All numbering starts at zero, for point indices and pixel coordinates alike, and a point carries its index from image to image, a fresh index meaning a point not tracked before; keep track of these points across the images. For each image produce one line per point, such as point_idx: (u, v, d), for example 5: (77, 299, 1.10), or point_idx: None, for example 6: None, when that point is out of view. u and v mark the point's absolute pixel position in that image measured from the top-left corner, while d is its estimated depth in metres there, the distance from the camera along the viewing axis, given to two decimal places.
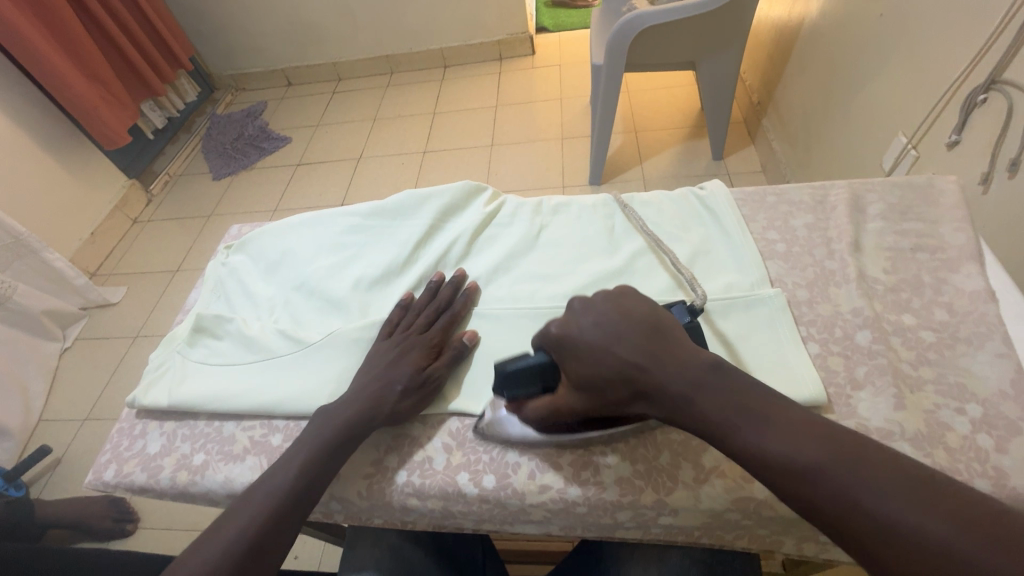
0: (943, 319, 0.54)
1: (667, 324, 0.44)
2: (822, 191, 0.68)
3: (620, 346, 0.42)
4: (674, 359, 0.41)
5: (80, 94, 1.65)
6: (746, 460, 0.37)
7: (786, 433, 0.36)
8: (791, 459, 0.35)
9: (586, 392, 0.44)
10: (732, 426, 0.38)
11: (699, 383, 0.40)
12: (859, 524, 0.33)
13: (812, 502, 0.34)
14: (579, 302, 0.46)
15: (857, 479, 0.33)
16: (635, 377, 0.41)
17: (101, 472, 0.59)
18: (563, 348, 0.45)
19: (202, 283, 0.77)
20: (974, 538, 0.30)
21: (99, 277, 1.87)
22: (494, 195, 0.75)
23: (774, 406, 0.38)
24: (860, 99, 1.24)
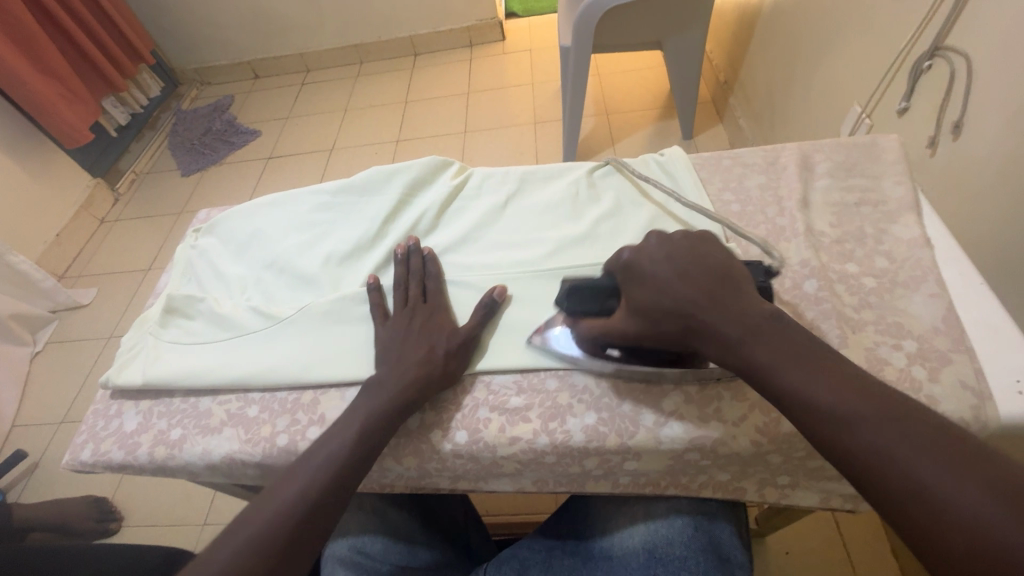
0: (883, 266, 0.58)
1: (739, 273, 0.45)
2: (775, 153, 0.71)
3: (685, 281, 0.44)
4: (733, 307, 0.42)
5: (37, 91, 1.61)
6: (788, 407, 0.38)
7: (829, 383, 0.37)
8: (829, 405, 0.36)
9: (642, 319, 0.45)
10: (776, 371, 0.39)
11: (754, 330, 0.40)
12: (886, 474, 0.33)
13: (842, 447, 0.35)
14: (656, 237, 0.48)
15: (894, 439, 0.34)
16: (689, 314, 0.43)
17: (78, 453, 0.59)
18: (631, 272, 0.48)
19: (171, 267, 0.77)
20: (999, 500, 0.30)
21: (68, 280, 1.83)
22: (461, 169, 0.76)
23: (826, 361, 0.38)
24: (818, 73, 1.28)
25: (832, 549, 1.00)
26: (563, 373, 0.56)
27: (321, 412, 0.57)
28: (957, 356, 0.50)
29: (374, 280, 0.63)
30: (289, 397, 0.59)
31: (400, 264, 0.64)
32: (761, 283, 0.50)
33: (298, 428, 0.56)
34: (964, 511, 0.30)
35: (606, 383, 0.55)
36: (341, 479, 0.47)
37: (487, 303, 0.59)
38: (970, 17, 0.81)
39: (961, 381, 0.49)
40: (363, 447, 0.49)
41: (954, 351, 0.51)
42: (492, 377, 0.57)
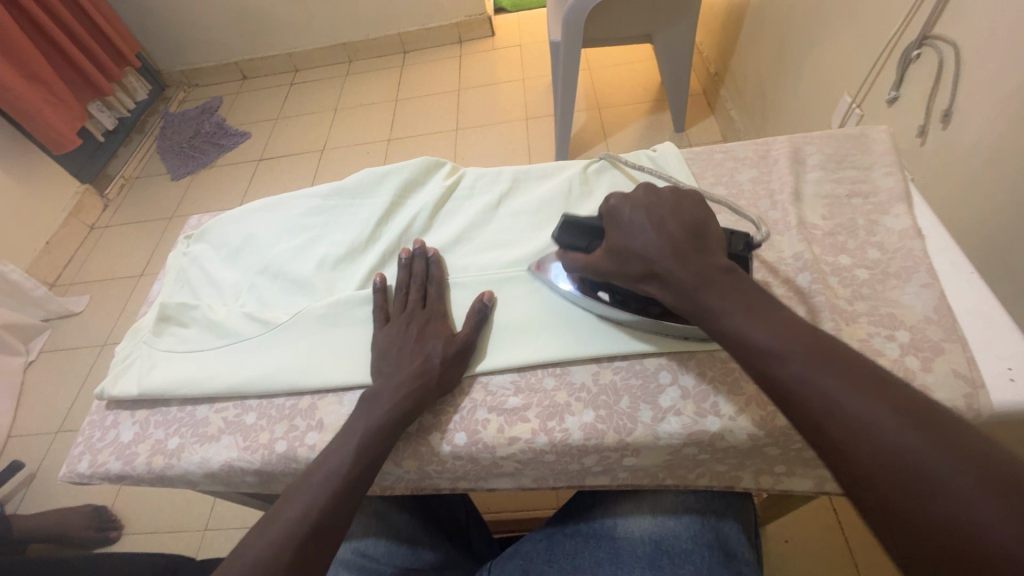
0: (875, 257, 0.58)
1: (714, 234, 0.46)
2: (766, 146, 0.72)
3: (656, 230, 0.46)
4: (694, 259, 0.44)
5: (23, 98, 1.58)
6: (740, 354, 0.40)
7: (772, 325, 0.39)
8: (770, 343, 0.38)
9: (614, 258, 0.49)
10: (725, 312, 0.41)
11: (708, 279, 0.43)
12: (816, 404, 0.35)
13: (779, 381, 0.37)
14: (643, 189, 0.50)
15: (835, 380, 0.35)
16: (654, 257, 0.45)
17: (75, 464, 0.59)
18: (612, 218, 0.50)
19: (163, 276, 0.76)
20: (924, 438, 0.32)
21: (60, 288, 1.82)
22: (453, 170, 0.76)
23: (778, 313, 0.40)
24: (807, 63, 1.28)
25: (830, 536, 1.01)
26: (560, 372, 0.56)
27: (319, 417, 0.57)
28: (949, 345, 0.51)
29: (380, 278, 0.62)
30: (287, 403, 0.59)
31: (402, 267, 0.64)
32: (739, 252, 0.50)
33: (297, 434, 0.56)
34: (882, 437, 0.33)
35: (603, 380, 0.55)
36: (342, 489, 0.47)
37: (478, 309, 0.59)
38: (956, 6, 0.82)
39: (953, 370, 0.49)
40: (363, 453, 0.49)
41: (946, 340, 0.51)
42: (489, 379, 0.57)
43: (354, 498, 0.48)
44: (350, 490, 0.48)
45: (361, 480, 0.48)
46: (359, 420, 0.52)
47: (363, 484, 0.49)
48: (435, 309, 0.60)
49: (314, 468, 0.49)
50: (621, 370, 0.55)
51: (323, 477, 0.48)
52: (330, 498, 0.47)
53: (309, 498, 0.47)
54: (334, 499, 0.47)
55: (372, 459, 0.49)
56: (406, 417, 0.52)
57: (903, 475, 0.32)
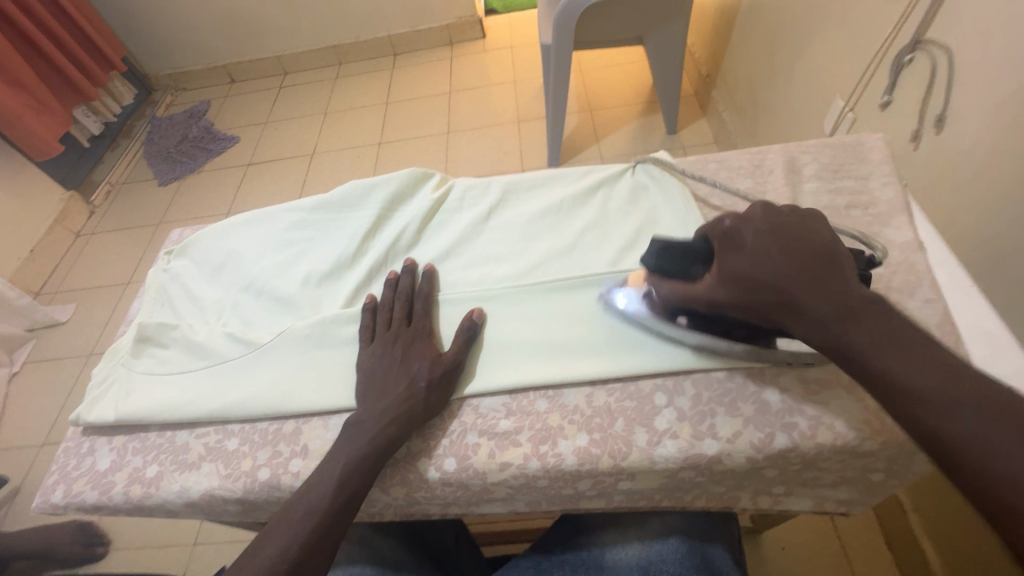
0: (878, 271, 0.57)
1: (843, 257, 0.42)
2: (760, 155, 0.70)
3: (787, 257, 0.42)
4: (834, 287, 0.40)
5: (4, 104, 1.55)
6: (881, 390, 0.37)
7: (929, 369, 0.36)
8: (932, 391, 0.35)
9: (732, 283, 0.44)
10: (872, 352, 0.37)
11: (852, 309, 0.39)
12: (998, 472, 0.32)
13: (948, 438, 0.34)
14: (756, 213, 0.45)
15: (995, 426, 0.33)
16: (784, 289, 0.41)
17: (49, 494, 0.57)
18: (729, 241, 0.45)
19: (143, 292, 0.74)
20: None
21: (44, 297, 1.78)
22: (442, 181, 0.74)
23: (925, 347, 0.37)
24: (800, 67, 1.28)
25: (827, 544, 1.00)
26: (553, 394, 0.55)
27: (303, 442, 0.55)
28: None
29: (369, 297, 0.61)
30: (270, 427, 0.57)
31: (399, 288, 0.62)
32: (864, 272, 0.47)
33: (280, 460, 0.54)
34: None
35: (597, 403, 0.53)
36: (325, 524, 0.45)
37: (468, 327, 0.57)
38: (950, 11, 0.81)
39: None
40: (349, 483, 0.48)
41: None
42: (479, 401, 0.55)
43: (339, 531, 0.46)
44: (333, 524, 0.46)
45: (345, 510, 0.47)
46: (343, 451, 0.50)
47: (347, 516, 0.47)
48: (432, 318, 0.60)
49: (299, 501, 0.47)
50: (614, 392, 0.54)
51: (306, 510, 0.46)
52: (312, 534, 0.45)
53: (295, 532, 0.45)
54: (319, 533, 0.45)
55: (358, 489, 0.48)
56: (392, 444, 0.50)
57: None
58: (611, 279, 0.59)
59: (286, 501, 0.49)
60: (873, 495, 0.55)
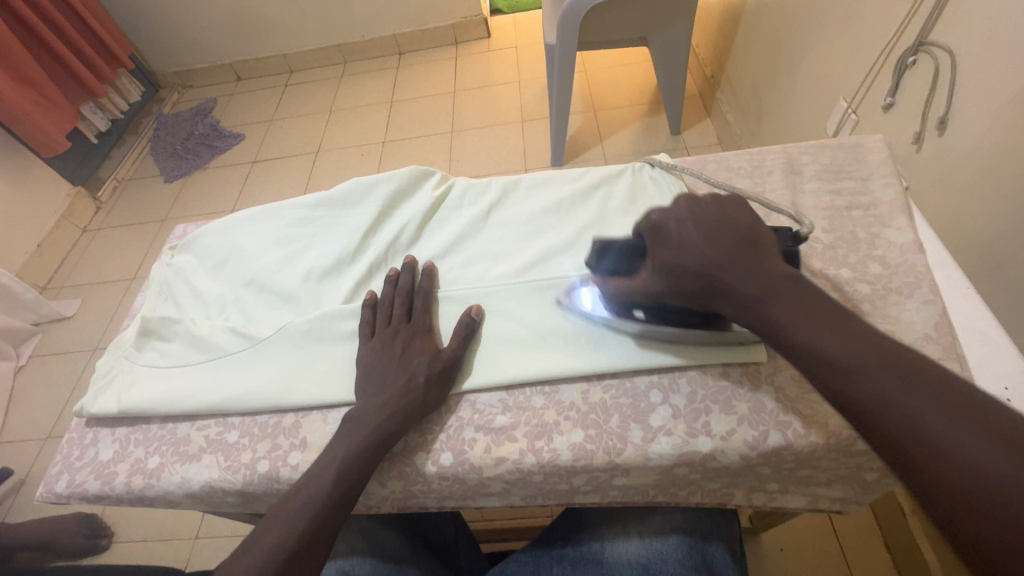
0: (876, 272, 0.57)
1: (765, 240, 0.44)
2: (760, 156, 0.70)
3: (708, 242, 0.43)
4: (755, 268, 0.41)
5: (12, 100, 1.57)
6: (801, 360, 0.38)
7: (842, 336, 0.36)
8: (845, 358, 0.35)
9: (664, 277, 0.46)
10: (791, 324, 0.38)
11: (774, 290, 0.40)
12: (904, 432, 0.32)
13: (854, 400, 0.35)
14: (683, 201, 0.47)
15: (905, 386, 0.33)
16: (709, 273, 0.43)
17: (53, 484, 0.58)
18: (658, 235, 0.47)
19: (147, 287, 0.75)
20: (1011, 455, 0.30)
21: (51, 291, 1.80)
22: (443, 179, 0.74)
23: (841, 317, 0.38)
24: (804, 68, 1.27)
25: (826, 544, 1.00)
26: (549, 390, 0.55)
27: (302, 435, 0.56)
28: (946, 364, 0.50)
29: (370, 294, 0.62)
30: (271, 420, 0.58)
31: (399, 286, 0.62)
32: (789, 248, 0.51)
33: (279, 453, 0.55)
34: (988, 469, 0.30)
35: (593, 399, 0.54)
36: (321, 516, 0.46)
37: (466, 323, 0.58)
38: (954, 13, 0.81)
39: None
40: (347, 474, 0.48)
41: (945, 359, 0.50)
42: (476, 397, 0.56)
43: (335, 522, 0.47)
44: (329, 515, 0.47)
45: (342, 502, 0.47)
46: (342, 444, 0.50)
47: (343, 507, 0.48)
48: (431, 312, 0.61)
49: (298, 492, 0.48)
50: (610, 389, 0.54)
51: (302, 502, 0.47)
52: (308, 525, 0.46)
53: (292, 522, 0.46)
54: (314, 523, 0.46)
55: (355, 480, 0.48)
56: (390, 436, 0.51)
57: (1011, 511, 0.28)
58: None
59: (283, 495, 0.49)
60: (867, 494, 0.55)
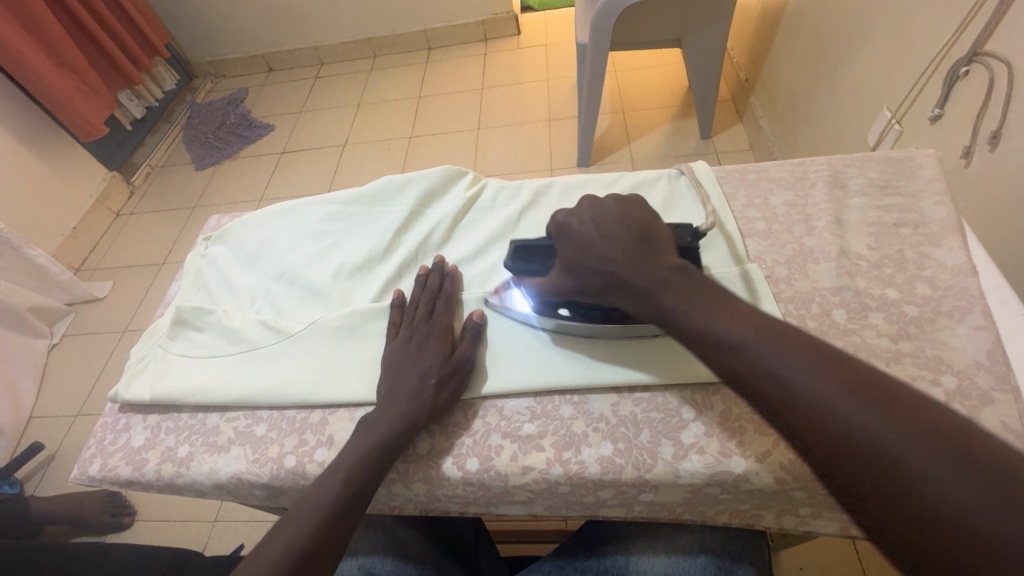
0: (925, 294, 0.55)
1: (661, 232, 0.49)
2: (803, 168, 0.68)
3: (607, 240, 0.48)
4: (645, 262, 0.46)
5: (52, 85, 1.61)
6: (692, 340, 0.42)
7: (726, 317, 0.41)
8: (728, 336, 0.40)
9: (572, 276, 0.51)
10: (683, 309, 0.43)
11: (664, 282, 0.44)
12: (780, 396, 0.37)
13: (737, 372, 0.39)
14: (587, 203, 0.52)
15: (777, 352, 0.37)
16: (609, 271, 0.47)
17: (86, 467, 0.59)
18: (562, 236, 0.52)
19: (181, 276, 0.76)
20: (860, 401, 0.34)
21: (84, 272, 1.85)
22: (475, 180, 0.74)
23: (724, 299, 0.42)
24: (845, 75, 1.24)
25: (847, 567, 0.97)
26: (578, 400, 0.54)
27: (329, 433, 0.56)
28: (999, 395, 0.47)
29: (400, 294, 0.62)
30: (298, 416, 0.58)
31: (429, 284, 0.62)
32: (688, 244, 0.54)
33: (306, 449, 0.55)
34: (845, 415, 0.34)
35: (623, 412, 0.53)
36: (336, 514, 0.47)
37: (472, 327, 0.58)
38: (1014, 22, 0.77)
39: (1002, 422, 0.46)
40: (362, 474, 0.48)
41: (997, 390, 0.48)
42: (504, 403, 0.55)
43: (349, 522, 0.47)
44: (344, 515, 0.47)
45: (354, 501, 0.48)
46: (357, 445, 0.50)
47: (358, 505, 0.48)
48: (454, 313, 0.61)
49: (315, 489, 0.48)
50: (641, 402, 0.53)
51: (315, 501, 0.47)
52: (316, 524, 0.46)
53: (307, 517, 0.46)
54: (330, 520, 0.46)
55: (369, 482, 0.48)
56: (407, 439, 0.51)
57: (879, 453, 0.33)
58: None
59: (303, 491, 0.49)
60: None
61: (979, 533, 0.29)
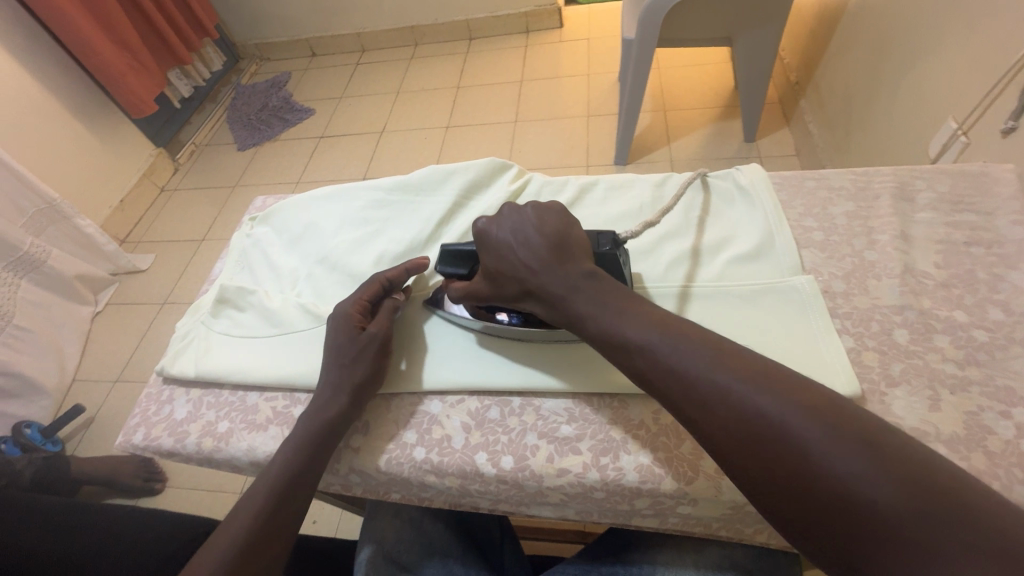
0: (997, 319, 0.51)
1: (575, 240, 0.50)
2: (866, 178, 0.65)
3: (523, 249, 0.49)
4: (558, 269, 0.48)
5: (108, 61, 1.66)
6: (604, 342, 0.45)
7: (632, 316, 0.44)
8: (635, 337, 0.43)
9: (489, 283, 0.53)
10: (594, 315, 0.46)
11: (575, 287, 0.47)
12: (682, 392, 0.40)
13: (642, 372, 0.42)
14: (508, 209, 0.52)
15: (677, 351, 0.41)
16: (525, 278, 0.49)
17: (131, 435, 0.61)
18: (484, 243, 0.52)
19: (226, 254, 0.78)
20: (748, 386, 0.38)
21: (129, 244, 1.91)
22: (520, 173, 0.73)
23: (631, 301, 0.46)
24: (908, 81, 1.17)
25: None
26: (618, 405, 0.53)
27: (365, 419, 0.57)
28: None
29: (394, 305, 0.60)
30: None
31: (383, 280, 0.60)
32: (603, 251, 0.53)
33: None
34: (738, 403, 0.38)
35: (664, 421, 0.51)
36: (270, 508, 0.50)
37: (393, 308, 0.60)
38: None
39: None
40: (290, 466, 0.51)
41: None
42: (541, 403, 0.54)
43: (283, 513, 0.50)
44: (280, 506, 0.50)
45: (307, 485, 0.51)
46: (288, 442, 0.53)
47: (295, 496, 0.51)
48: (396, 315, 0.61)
49: (256, 483, 0.51)
50: None
51: (251, 496, 0.50)
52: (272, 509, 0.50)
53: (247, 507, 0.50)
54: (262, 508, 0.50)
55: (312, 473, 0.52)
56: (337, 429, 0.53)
57: (767, 434, 0.37)
58: (691, 294, 0.57)
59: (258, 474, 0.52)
60: None
61: (845, 492, 0.34)
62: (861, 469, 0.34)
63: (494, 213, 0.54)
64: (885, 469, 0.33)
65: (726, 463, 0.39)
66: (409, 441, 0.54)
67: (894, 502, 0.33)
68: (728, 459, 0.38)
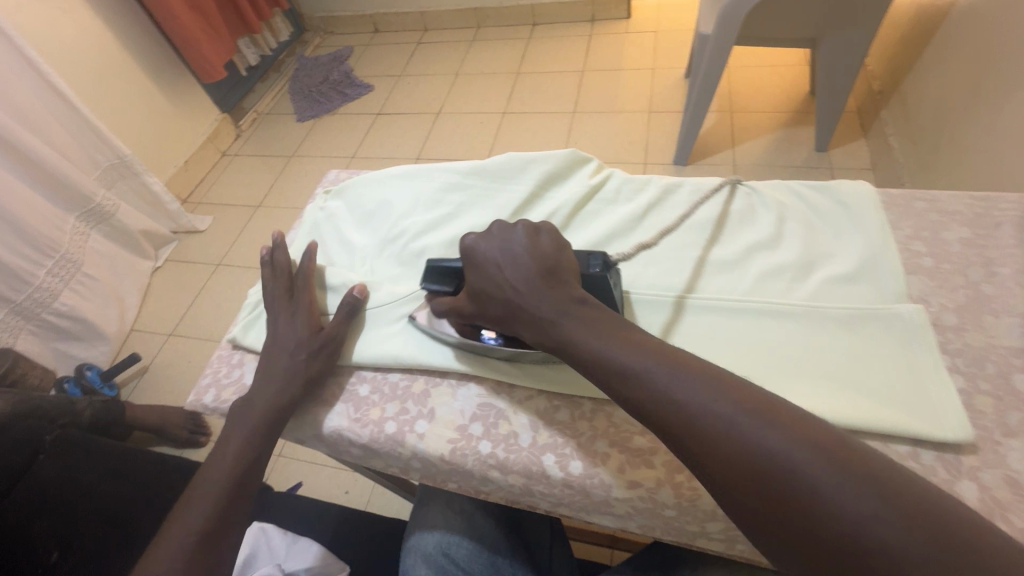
0: None
1: (566, 266, 0.49)
2: (986, 203, 0.59)
3: (514, 270, 0.48)
4: (551, 296, 0.46)
5: (185, 26, 1.71)
6: (593, 368, 0.43)
7: (622, 342, 0.42)
8: (629, 363, 0.41)
9: (473, 299, 0.52)
10: (585, 342, 0.43)
11: (564, 312, 0.45)
12: (678, 423, 0.38)
13: (634, 401, 0.40)
14: (500, 225, 0.52)
15: (673, 378, 0.39)
16: (512, 300, 0.48)
17: (202, 395, 0.63)
18: (471, 260, 0.51)
19: (300, 225, 0.79)
20: (750, 417, 0.36)
21: (190, 204, 1.98)
22: (599, 168, 0.70)
23: (622, 329, 0.44)
24: (1013, 101, 1.08)
25: None
26: None
27: (431, 406, 0.56)
28: None
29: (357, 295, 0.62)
30: (401, 382, 0.59)
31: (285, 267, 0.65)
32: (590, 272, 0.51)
33: (407, 418, 0.56)
34: (737, 435, 0.36)
35: None
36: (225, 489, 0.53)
37: (348, 302, 0.62)
38: None
39: None
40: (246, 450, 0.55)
41: None
42: (615, 410, 0.52)
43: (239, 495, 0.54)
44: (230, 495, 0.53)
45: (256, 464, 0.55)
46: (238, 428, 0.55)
47: (245, 491, 0.54)
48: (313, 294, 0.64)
49: (211, 472, 0.54)
50: None
51: (212, 479, 0.54)
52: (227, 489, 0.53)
53: (203, 508, 0.52)
54: (217, 510, 0.52)
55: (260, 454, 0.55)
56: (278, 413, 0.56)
57: (775, 476, 0.34)
58: (779, 312, 0.54)
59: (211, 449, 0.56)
60: None
61: (856, 536, 0.32)
62: (872, 511, 0.32)
63: (485, 230, 0.53)
64: (901, 512, 0.32)
65: (730, 502, 0.36)
66: (475, 433, 0.53)
67: (911, 546, 0.31)
68: (733, 498, 0.36)
